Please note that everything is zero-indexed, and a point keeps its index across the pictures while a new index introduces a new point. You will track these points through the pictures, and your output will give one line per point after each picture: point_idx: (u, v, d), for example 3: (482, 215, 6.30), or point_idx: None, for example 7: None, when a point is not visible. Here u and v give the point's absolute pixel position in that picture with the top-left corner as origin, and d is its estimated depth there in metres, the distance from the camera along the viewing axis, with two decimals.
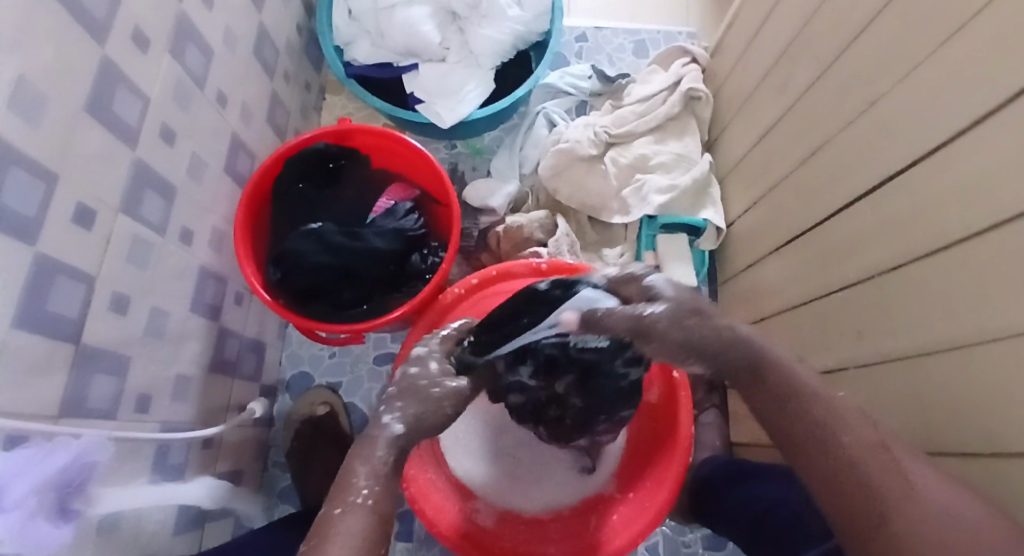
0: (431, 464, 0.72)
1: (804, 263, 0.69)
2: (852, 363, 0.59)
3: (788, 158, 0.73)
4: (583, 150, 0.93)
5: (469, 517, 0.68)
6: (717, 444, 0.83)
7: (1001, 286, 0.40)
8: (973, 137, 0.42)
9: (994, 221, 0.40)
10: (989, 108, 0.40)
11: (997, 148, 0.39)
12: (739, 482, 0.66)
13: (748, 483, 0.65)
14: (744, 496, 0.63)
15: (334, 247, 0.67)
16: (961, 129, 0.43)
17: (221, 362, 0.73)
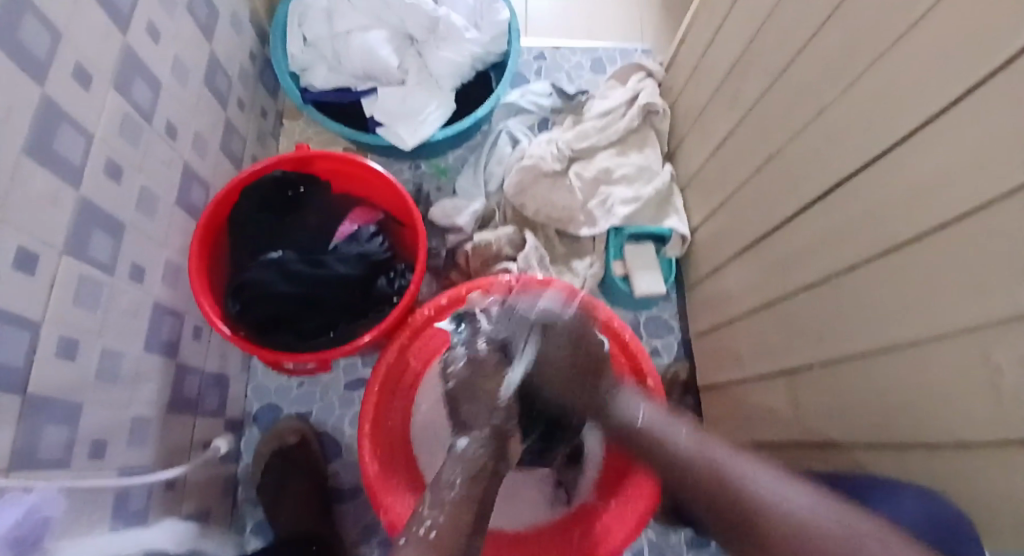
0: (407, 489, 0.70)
1: (765, 266, 0.71)
2: (815, 360, 0.60)
3: (743, 165, 0.75)
4: (547, 166, 0.94)
5: None
6: None
7: (950, 278, 0.41)
8: (915, 138, 0.44)
9: (940, 216, 0.41)
10: (928, 111, 0.42)
11: (938, 148, 0.41)
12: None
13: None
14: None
15: (296, 275, 0.65)
16: (903, 131, 0.45)
17: (181, 402, 0.69)
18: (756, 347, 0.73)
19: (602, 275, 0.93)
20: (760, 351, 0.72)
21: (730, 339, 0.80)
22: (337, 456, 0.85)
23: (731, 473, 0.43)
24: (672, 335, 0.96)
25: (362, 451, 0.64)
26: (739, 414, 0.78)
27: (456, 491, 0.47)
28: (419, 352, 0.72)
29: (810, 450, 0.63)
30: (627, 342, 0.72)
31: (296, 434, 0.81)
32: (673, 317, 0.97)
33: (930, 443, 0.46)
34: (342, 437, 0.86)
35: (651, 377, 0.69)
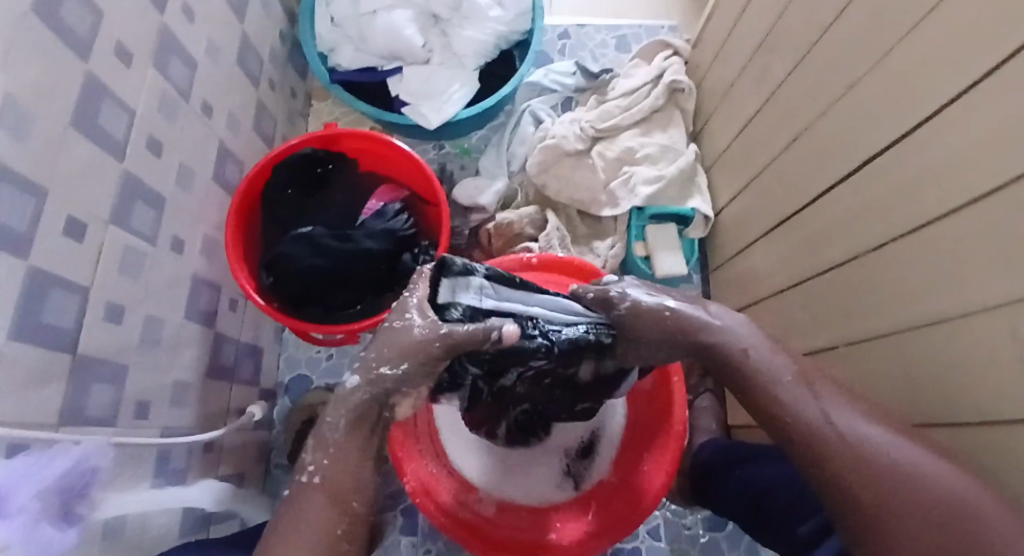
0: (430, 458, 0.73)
1: (790, 247, 0.71)
2: (842, 341, 0.60)
3: (771, 145, 0.74)
4: (569, 145, 0.94)
5: (474, 509, 0.68)
6: (713, 428, 0.84)
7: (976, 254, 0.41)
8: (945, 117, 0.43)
9: (970, 195, 0.41)
10: (960, 88, 0.41)
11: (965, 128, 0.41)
12: (735, 464, 0.66)
13: (742, 464, 0.65)
14: (742, 477, 0.64)
15: (324, 248, 0.67)
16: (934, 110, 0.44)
17: (217, 368, 0.73)
18: (782, 328, 0.73)
19: (624, 256, 0.94)
20: (786, 331, 0.72)
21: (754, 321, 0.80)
22: None
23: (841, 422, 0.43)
24: None
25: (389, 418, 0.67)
26: None
27: (337, 432, 0.50)
28: None
29: None
30: None
31: (325, 405, 0.84)
32: None
33: (957, 422, 0.46)
34: None
35: (670, 356, 0.70)
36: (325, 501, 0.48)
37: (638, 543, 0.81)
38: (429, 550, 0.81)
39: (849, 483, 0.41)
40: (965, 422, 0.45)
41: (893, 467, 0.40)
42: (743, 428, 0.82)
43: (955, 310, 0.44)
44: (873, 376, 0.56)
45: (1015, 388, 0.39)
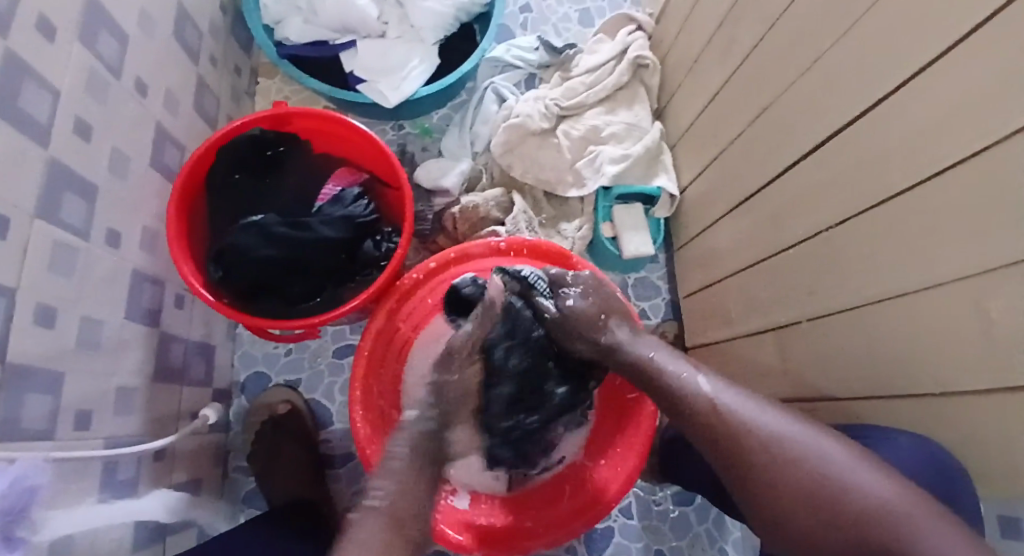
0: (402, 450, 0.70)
1: (754, 225, 0.71)
2: (804, 317, 0.61)
3: (737, 124, 0.74)
4: (534, 125, 0.92)
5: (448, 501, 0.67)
6: None
7: (942, 229, 0.41)
8: (911, 89, 0.43)
9: (937, 168, 0.41)
10: (929, 60, 0.41)
11: (934, 101, 0.41)
12: None
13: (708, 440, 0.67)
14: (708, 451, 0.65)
15: (276, 237, 0.62)
16: (901, 81, 0.44)
17: (165, 370, 0.68)
18: (743, 304, 0.74)
19: (591, 239, 0.93)
20: (749, 308, 0.73)
21: (720, 299, 0.81)
22: (329, 421, 0.85)
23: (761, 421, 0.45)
24: (659, 297, 0.97)
25: (354, 414, 0.65)
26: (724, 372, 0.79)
27: (399, 457, 0.53)
28: (409, 316, 0.73)
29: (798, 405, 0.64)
30: None
31: (287, 403, 0.81)
32: (661, 278, 0.98)
33: (921, 394, 0.47)
34: (332, 400, 0.86)
35: None
36: (382, 523, 0.47)
37: (611, 521, 0.82)
38: None
39: (759, 477, 0.43)
40: (929, 393, 0.46)
41: (813, 468, 0.41)
42: None
43: (920, 283, 0.45)
44: (836, 350, 0.57)
45: (980, 357, 0.40)
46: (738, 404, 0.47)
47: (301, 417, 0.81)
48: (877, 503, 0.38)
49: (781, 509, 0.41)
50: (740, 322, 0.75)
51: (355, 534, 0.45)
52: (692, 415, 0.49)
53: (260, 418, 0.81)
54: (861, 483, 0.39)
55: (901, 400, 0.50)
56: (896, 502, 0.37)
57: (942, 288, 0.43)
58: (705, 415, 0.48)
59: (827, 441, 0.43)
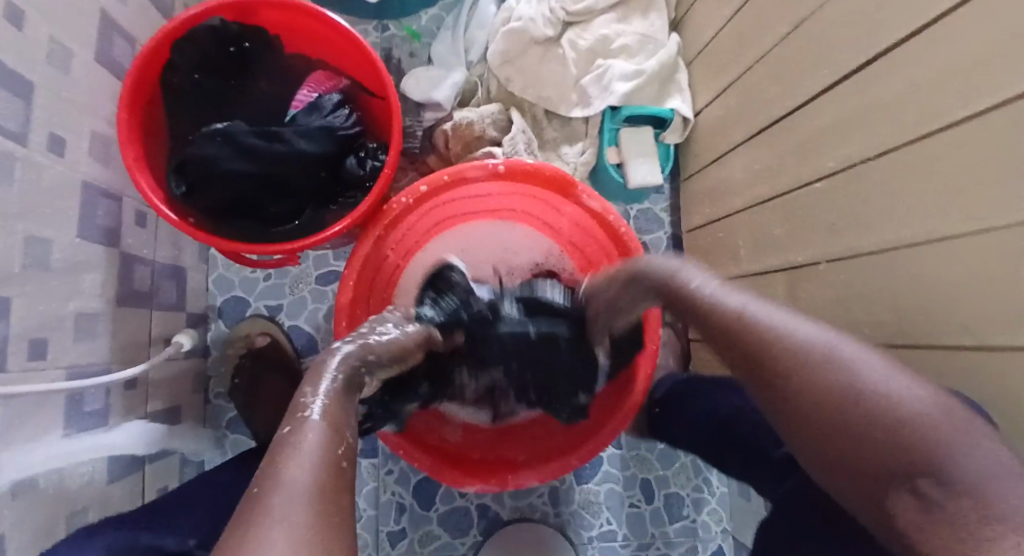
0: None
1: (773, 158, 0.65)
2: (825, 257, 0.57)
3: (765, 39, 0.65)
4: (537, 31, 0.82)
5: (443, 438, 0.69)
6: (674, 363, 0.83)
7: (1003, 169, 0.37)
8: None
9: (1009, 96, 0.35)
10: None
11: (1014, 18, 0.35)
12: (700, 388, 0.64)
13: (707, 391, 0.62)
14: (710, 401, 0.61)
15: (246, 149, 0.54)
16: None
17: (131, 293, 0.63)
18: (754, 240, 0.70)
19: (594, 164, 0.87)
20: (759, 246, 0.69)
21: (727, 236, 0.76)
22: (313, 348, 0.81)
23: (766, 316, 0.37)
24: (661, 230, 0.92)
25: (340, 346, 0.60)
26: None
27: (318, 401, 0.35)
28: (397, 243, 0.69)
29: None
30: (620, 235, 0.67)
31: (263, 335, 0.74)
32: (664, 210, 0.92)
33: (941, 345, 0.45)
34: (316, 327, 0.82)
35: None
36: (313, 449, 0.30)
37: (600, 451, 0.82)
38: (389, 469, 0.79)
39: (786, 381, 0.34)
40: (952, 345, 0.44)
41: (839, 366, 0.32)
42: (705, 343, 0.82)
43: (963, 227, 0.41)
44: (851, 295, 0.54)
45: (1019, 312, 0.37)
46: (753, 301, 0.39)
47: (281, 348, 0.74)
48: (918, 409, 0.29)
49: (816, 421, 0.32)
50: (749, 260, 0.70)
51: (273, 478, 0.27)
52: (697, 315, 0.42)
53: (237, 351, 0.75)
54: (900, 393, 0.30)
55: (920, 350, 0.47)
56: (938, 414, 0.29)
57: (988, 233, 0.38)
58: (710, 311, 0.41)
59: (847, 345, 0.34)
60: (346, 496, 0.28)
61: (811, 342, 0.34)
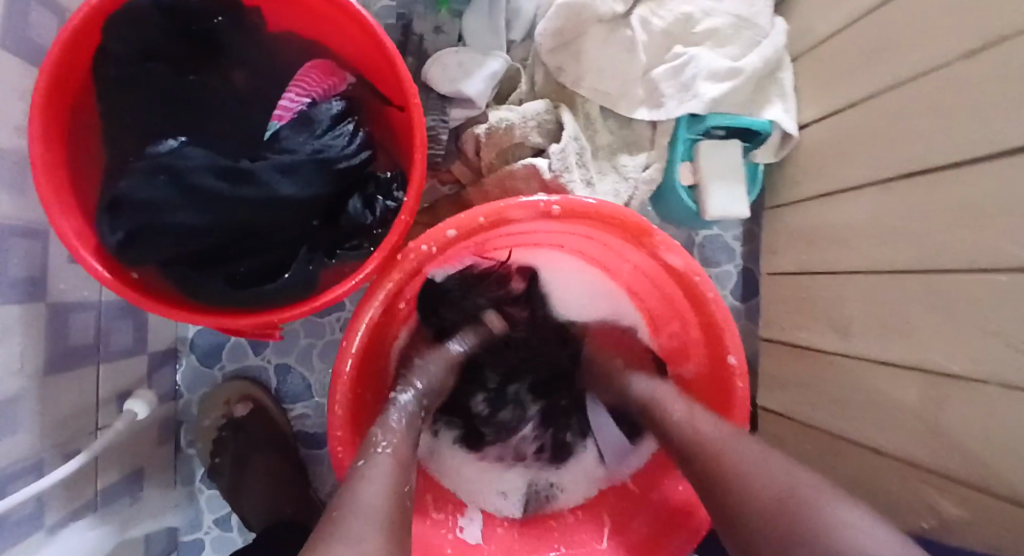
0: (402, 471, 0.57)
1: (921, 215, 0.48)
2: (993, 379, 0.41)
3: (936, 51, 0.46)
4: (602, 7, 0.63)
5: (458, 535, 0.55)
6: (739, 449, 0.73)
7: None
8: None
9: None
10: None
11: None
12: None
13: None
14: None
15: (204, 196, 0.38)
16: None
17: (67, 353, 0.47)
18: (870, 316, 0.54)
19: (662, 182, 0.69)
20: (877, 325, 0.53)
21: (827, 295, 0.60)
22: (305, 394, 0.68)
23: (717, 437, 0.44)
24: (731, 262, 0.76)
25: (334, 442, 0.47)
26: (823, 389, 0.60)
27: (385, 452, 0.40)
28: (413, 293, 0.54)
29: (931, 478, 0.47)
30: (706, 303, 0.50)
31: (246, 401, 0.65)
32: (737, 238, 0.76)
33: None
34: (310, 368, 0.68)
35: (735, 356, 0.50)
36: (383, 528, 0.33)
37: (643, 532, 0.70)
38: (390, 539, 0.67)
39: (750, 522, 0.38)
40: None
41: (743, 476, 0.40)
42: (780, 416, 0.68)
43: None
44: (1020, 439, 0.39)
45: None
46: (701, 420, 0.46)
47: (269, 416, 0.66)
48: (768, 485, 0.38)
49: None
50: (865, 340, 0.54)
51: (368, 474, 0.37)
52: (674, 443, 0.47)
53: (215, 419, 0.65)
54: (765, 474, 0.39)
55: None
56: (796, 481, 0.37)
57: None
58: (687, 438, 0.45)
59: (752, 447, 0.41)
60: (403, 525, 0.36)
61: (772, 481, 0.38)
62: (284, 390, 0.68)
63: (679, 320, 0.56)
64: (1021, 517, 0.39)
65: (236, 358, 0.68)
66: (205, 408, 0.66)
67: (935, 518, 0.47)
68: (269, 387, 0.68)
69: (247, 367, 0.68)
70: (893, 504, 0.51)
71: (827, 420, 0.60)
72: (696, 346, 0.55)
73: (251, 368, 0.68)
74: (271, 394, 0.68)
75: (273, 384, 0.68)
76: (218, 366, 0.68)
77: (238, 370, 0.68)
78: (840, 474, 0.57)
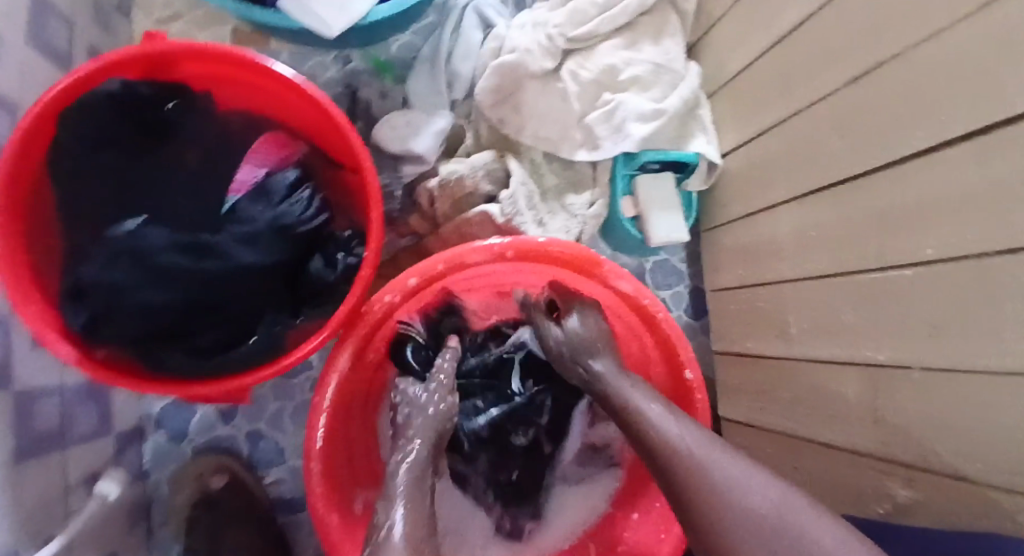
0: (349, 487, 0.53)
1: (838, 225, 0.53)
2: (918, 363, 0.45)
3: (829, 80, 0.53)
4: (534, 64, 0.69)
5: None
6: None
7: None
8: None
9: None
10: None
11: None
12: None
13: None
14: None
15: (166, 272, 0.40)
16: None
17: (32, 443, 0.47)
18: (806, 318, 0.58)
19: (606, 216, 0.74)
20: (811, 327, 0.58)
21: (768, 304, 0.65)
22: (279, 459, 0.68)
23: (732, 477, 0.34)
24: (681, 284, 0.81)
25: (315, 504, 0.46)
26: (772, 393, 0.64)
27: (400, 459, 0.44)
28: (381, 343, 0.55)
29: (879, 463, 0.50)
30: (658, 323, 0.54)
31: (220, 474, 0.64)
32: (682, 260, 0.81)
33: None
34: (282, 434, 0.68)
35: (690, 370, 0.53)
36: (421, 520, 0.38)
37: None
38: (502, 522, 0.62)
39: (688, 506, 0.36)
40: None
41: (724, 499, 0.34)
42: (744, 424, 0.70)
43: None
44: (942, 420, 0.43)
45: None
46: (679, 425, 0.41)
47: (242, 486, 0.64)
48: (762, 511, 0.32)
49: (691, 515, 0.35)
50: (803, 343, 0.59)
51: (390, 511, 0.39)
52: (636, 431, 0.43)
53: (188, 496, 0.64)
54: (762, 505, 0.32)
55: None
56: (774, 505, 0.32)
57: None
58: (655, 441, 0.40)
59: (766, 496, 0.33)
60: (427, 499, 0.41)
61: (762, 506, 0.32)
62: (257, 457, 0.67)
63: (638, 341, 0.58)
64: (962, 487, 0.42)
65: (206, 432, 0.67)
66: (176, 486, 0.64)
67: (890, 502, 0.49)
68: (241, 455, 0.67)
69: (217, 438, 0.67)
70: (848, 495, 0.54)
71: (784, 421, 0.62)
72: (652, 356, 0.58)
73: (221, 439, 0.67)
74: (243, 461, 0.67)
75: (245, 452, 0.67)
76: (187, 441, 0.66)
77: (209, 443, 0.67)
78: (804, 475, 0.59)
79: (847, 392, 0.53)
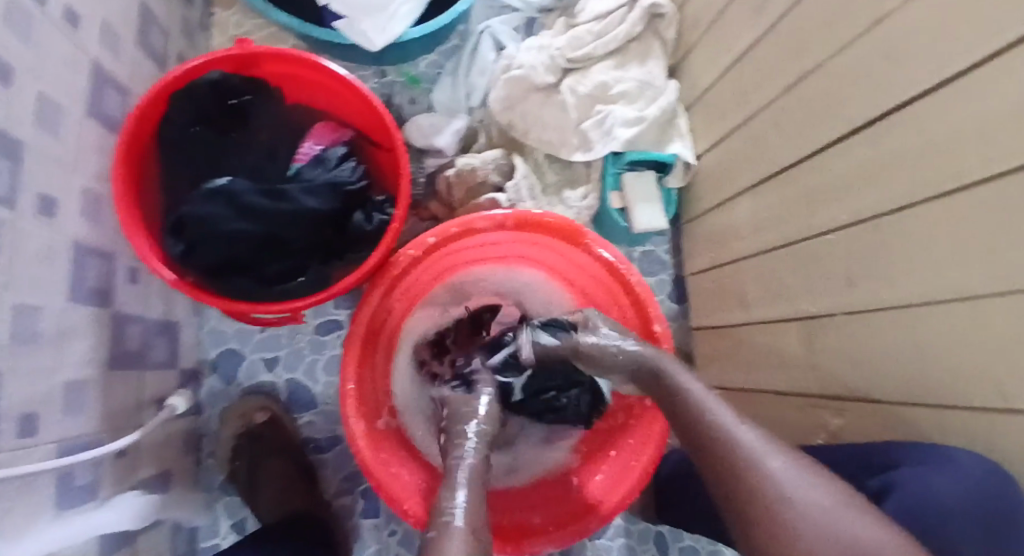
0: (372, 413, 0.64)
1: (779, 206, 0.65)
2: (839, 310, 0.56)
3: (768, 90, 0.65)
4: (538, 78, 0.83)
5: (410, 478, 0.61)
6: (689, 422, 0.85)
7: (991, 254, 0.37)
8: (964, 81, 0.38)
9: (986, 171, 0.37)
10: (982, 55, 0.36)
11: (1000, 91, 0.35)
12: None
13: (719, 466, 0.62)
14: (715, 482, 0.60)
15: (250, 210, 0.53)
16: (955, 73, 0.39)
17: (121, 357, 0.59)
18: (760, 287, 0.69)
19: (598, 208, 0.86)
20: (763, 294, 0.68)
21: (733, 280, 0.75)
22: (312, 404, 0.79)
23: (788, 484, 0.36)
24: (664, 271, 0.92)
25: (346, 411, 0.57)
26: (736, 356, 0.74)
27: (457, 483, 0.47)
28: (405, 292, 0.67)
29: (815, 400, 0.60)
30: (631, 284, 0.65)
31: (263, 411, 0.75)
32: (666, 252, 0.92)
33: (938, 403, 0.44)
34: (314, 382, 0.79)
35: (659, 324, 0.63)
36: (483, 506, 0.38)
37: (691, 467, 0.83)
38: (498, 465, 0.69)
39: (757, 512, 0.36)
40: (948, 403, 0.43)
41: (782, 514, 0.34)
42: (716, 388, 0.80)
43: (949, 295, 0.42)
44: (858, 353, 0.53)
45: (1006, 384, 0.37)
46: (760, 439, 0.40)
47: (280, 425, 0.75)
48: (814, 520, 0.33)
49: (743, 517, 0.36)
50: (757, 307, 0.70)
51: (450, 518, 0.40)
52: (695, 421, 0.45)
53: (233, 430, 0.75)
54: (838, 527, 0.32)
55: (920, 412, 0.47)
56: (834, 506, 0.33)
57: (968, 298, 0.40)
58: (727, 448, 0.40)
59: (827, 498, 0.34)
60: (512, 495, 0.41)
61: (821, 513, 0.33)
62: (291, 402, 0.78)
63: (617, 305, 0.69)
64: (878, 408, 0.51)
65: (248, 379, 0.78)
66: (224, 421, 0.76)
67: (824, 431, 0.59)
68: (280, 399, 0.78)
69: (259, 384, 0.78)
70: (795, 430, 0.63)
71: (748, 379, 0.72)
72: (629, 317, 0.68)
73: (263, 385, 0.78)
74: (281, 405, 0.78)
75: (284, 396, 0.78)
76: (235, 385, 0.78)
77: (252, 387, 0.78)
78: (762, 422, 0.69)
79: (791, 344, 0.64)
